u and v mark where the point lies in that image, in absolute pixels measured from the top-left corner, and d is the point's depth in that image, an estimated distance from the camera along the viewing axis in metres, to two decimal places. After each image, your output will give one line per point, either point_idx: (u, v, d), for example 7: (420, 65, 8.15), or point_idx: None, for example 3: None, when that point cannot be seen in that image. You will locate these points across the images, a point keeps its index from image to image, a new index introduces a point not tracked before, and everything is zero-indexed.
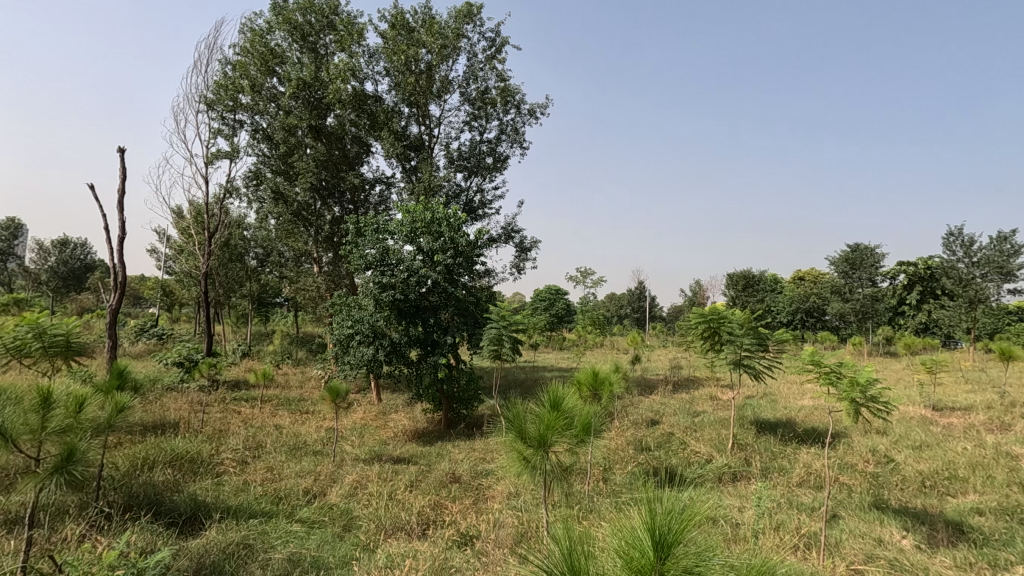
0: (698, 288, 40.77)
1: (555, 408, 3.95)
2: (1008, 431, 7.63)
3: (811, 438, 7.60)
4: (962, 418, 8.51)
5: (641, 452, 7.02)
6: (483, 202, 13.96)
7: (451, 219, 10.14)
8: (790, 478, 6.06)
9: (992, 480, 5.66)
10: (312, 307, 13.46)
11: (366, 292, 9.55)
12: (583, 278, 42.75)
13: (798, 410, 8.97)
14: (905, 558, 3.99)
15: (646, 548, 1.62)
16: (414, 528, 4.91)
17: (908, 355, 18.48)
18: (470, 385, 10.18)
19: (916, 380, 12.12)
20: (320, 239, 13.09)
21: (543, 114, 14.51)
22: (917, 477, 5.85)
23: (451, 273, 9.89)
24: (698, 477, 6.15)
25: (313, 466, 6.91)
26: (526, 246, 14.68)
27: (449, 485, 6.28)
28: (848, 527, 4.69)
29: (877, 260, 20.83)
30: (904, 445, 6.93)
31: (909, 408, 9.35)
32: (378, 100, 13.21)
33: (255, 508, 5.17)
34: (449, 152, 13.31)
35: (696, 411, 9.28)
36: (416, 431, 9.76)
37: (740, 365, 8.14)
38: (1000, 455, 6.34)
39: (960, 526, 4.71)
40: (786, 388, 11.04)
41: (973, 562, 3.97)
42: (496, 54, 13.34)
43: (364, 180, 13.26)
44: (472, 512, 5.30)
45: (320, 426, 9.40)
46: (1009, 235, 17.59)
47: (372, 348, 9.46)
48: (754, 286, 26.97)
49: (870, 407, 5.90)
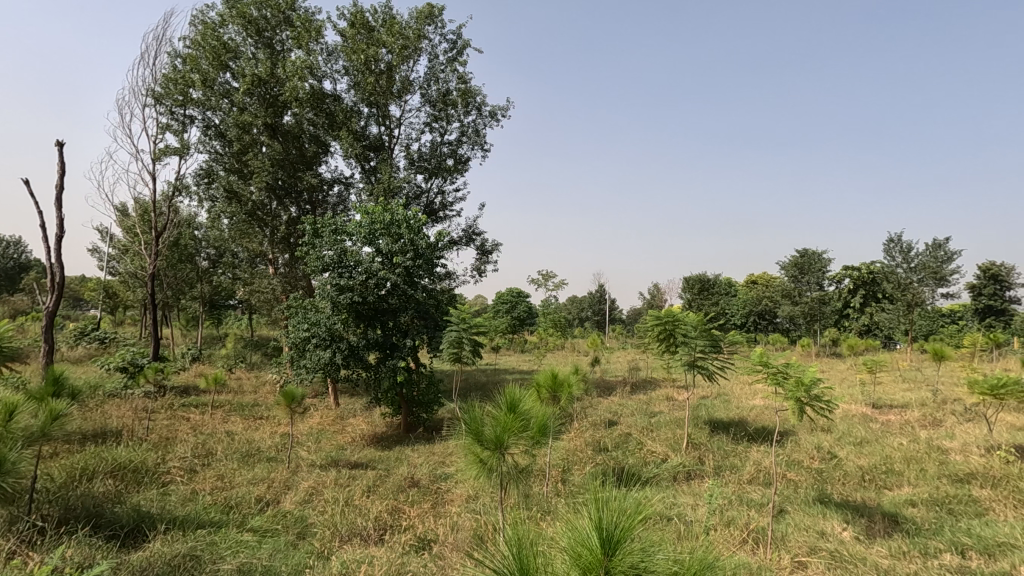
0: (656, 291, 41.60)
1: (512, 410, 3.96)
2: (939, 426, 8.14)
3: (762, 436, 7.88)
4: (899, 414, 9.02)
5: (599, 452, 7.13)
6: (444, 203, 13.89)
7: (411, 220, 10.04)
8: (741, 475, 6.27)
9: (924, 473, 6.02)
10: (267, 309, 13.08)
11: (324, 294, 9.35)
12: (545, 280, 43.09)
13: (749, 410, 9.28)
14: (845, 549, 4.18)
15: (594, 545, 1.66)
16: (371, 534, 4.86)
17: (853, 355, 19.39)
18: (429, 389, 10.14)
19: (859, 379, 12.73)
20: (276, 240, 12.76)
21: (504, 116, 14.55)
22: (857, 472, 6.15)
23: (411, 275, 9.80)
24: (653, 476, 6.31)
25: (266, 473, 6.71)
26: (487, 249, 14.64)
27: (408, 489, 6.24)
28: (794, 521, 4.89)
29: (824, 264, 22.10)
30: (846, 441, 7.29)
31: (851, 406, 9.85)
32: (337, 99, 12.96)
33: (203, 518, 4.98)
34: (409, 153, 13.20)
35: (653, 412, 9.48)
36: (374, 435, 9.62)
37: (694, 367, 8.33)
38: (931, 449, 6.75)
39: (895, 517, 4.98)
40: (738, 389, 11.44)
41: (906, 551, 4.20)
42: (457, 56, 13.30)
43: (323, 180, 13.00)
44: (431, 515, 5.28)
45: (274, 432, 9.13)
46: (942, 240, 18.70)
47: (329, 351, 9.28)
48: (708, 289, 27.95)
49: (815, 406, 6.15)
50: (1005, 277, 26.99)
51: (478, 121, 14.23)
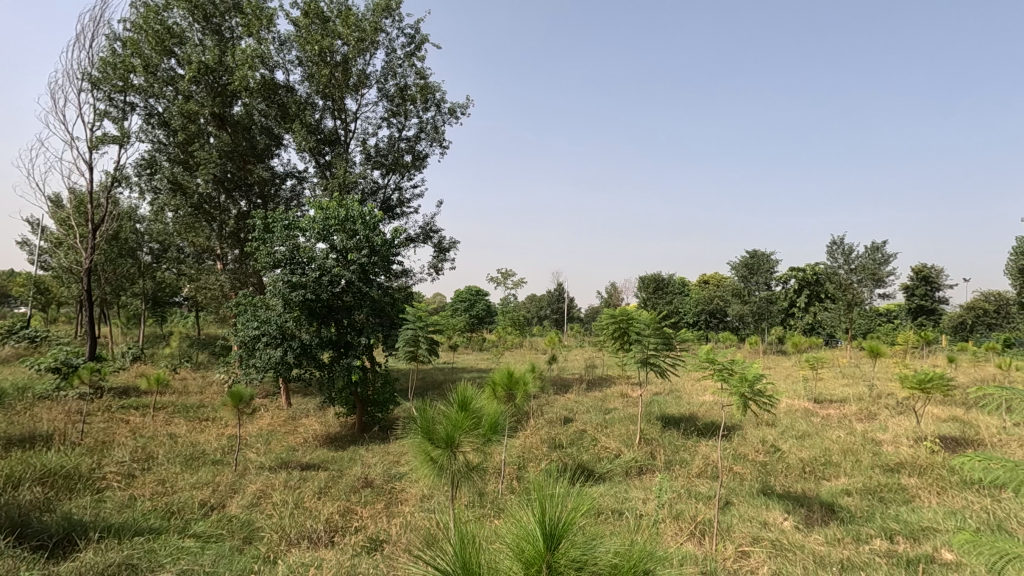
0: (613, 291, 42.39)
1: (464, 408, 3.95)
2: (873, 419, 8.62)
3: (710, 431, 8.13)
4: (837, 409, 9.50)
5: (554, 449, 7.19)
6: (401, 200, 13.71)
7: (366, 217, 9.86)
8: (690, 469, 6.46)
9: (859, 464, 6.35)
10: (215, 307, 12.61)
11: (274, 291, 9.06)
12: (504, 279, 43.33)
13: (699, 406, 9.56)
14: (785, 538, 4.37)
15: (536, 539, 1.68)
16: (321, 537, 4.74)
17: (797, 353, 20.27)
18: (385, 388, 10.03)
19: (801, 376, 13.36)
20: (224, 235, 12.30)
21: (463, 113, 14.47)
22: (798, 464, 6.43)
23: (367, 273, 9.65)
24: (607, 472, 6.44)
25: (211, 476, 6.47)
26: (445, 247, 14.53)
27: (361, 490, 6.14)
28: (739, 512, 5.07)
29: (771, 265, 23.24)
30: (789, 435, 7.61)
31: (794, 401, 10.31)
32: (290, 90, 12.58)
33: (141, 525, 4.75)
34: (366, 148, 12.97)
35: (607, 408, 9.65)
36: (328, 435, 9.41)
37: (647, 364, 8.52)
38: (865, 441, 7.13)
39: (832, 506, 5.23)
40: (689, 385, 11.80)
41: (840, 537, 4.42)
42: (415, 51, 13.12)
43: (275, 173, 12.61)
44: (384, 515, 5.22)
45: (221, 434, 8.81)
46: (880, 244, 19.81)
47: (280, 350, 8.98)
48: (662, 288, 28.79)
49: (758, 401, 6.39)
50: (934, 279, 28.99)
51: (437, 118, 14.11)
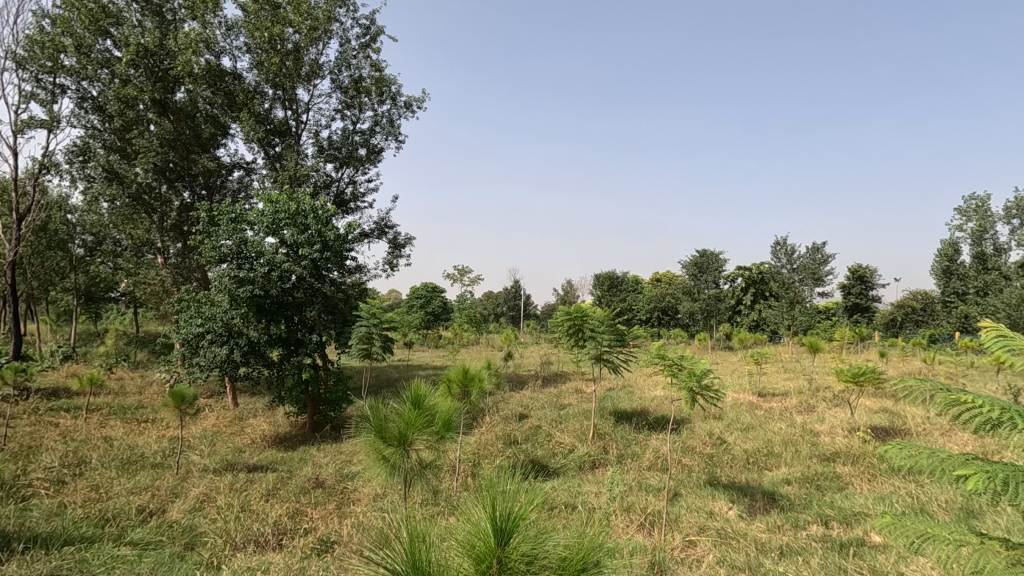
0: (569, 288, 42.92)
1: (417, 406, 3.91)
2: (812, 411, 9.07)
3: (660, 425, 8.36)
4: (780, 402, 9.95)
5: (509, 446, 7.22)
6: (355, 194, 13.43)
7: (318, 211, 9.60)
8: (641, 462, 6.62)
9: (798, 454, 6.67)
10: (155, 303, 12.01)
11: (220, 286, 8.68)
12: (461, 276, 43.19)
13: (650, 401, 9.81)
14: (730, 527, 4.55)
15: (487, 535, 1.68)
16: (269, 540, 4.60)
17: (743, 349, 21.11)
18: (338, 386, 9.83)
19: (747, 371, 13.91)
20: (166, 227, 11.72)
21: (420, 108, 14.30)
22: (742, 455, 6.69)
23: (319, 268, 9.42)
24: (561, 467, 6.52)
25: (150, 481, 6.16)
26: (400, 243, 14.34)
27: (311, 490, 5.99)
28: (687, 503, 5.23)
29: (720, 264, 24.13)
30: (734, 428, 7.92)
31: (740, 394, 10.72)
32: (237, 78, 12.13)
33: (71, 534, 4.47)
34: (318, 140, 12.62)
35: (562, 404, 9.78)
36: (277, 436, 9.13)
37: (600, 360, 8.66)
38: (804, 432, 7.50)
39: (773, 495, 5.48)
40: (641, 380, 12.09)
41: (780, 525, 4.63)
42: (370, 43, 12.84)
43: (221, 164, 12.11)
44: (335, 516, 5.11)
45: (161, 436, 8.40)
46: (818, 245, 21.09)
47: (225, 348, 8.62)
48: (617, 286, 29.39)
49: (705, 396, 6.60)
50: (867, 279, 30.82)
51: (393, 111, 13.89)
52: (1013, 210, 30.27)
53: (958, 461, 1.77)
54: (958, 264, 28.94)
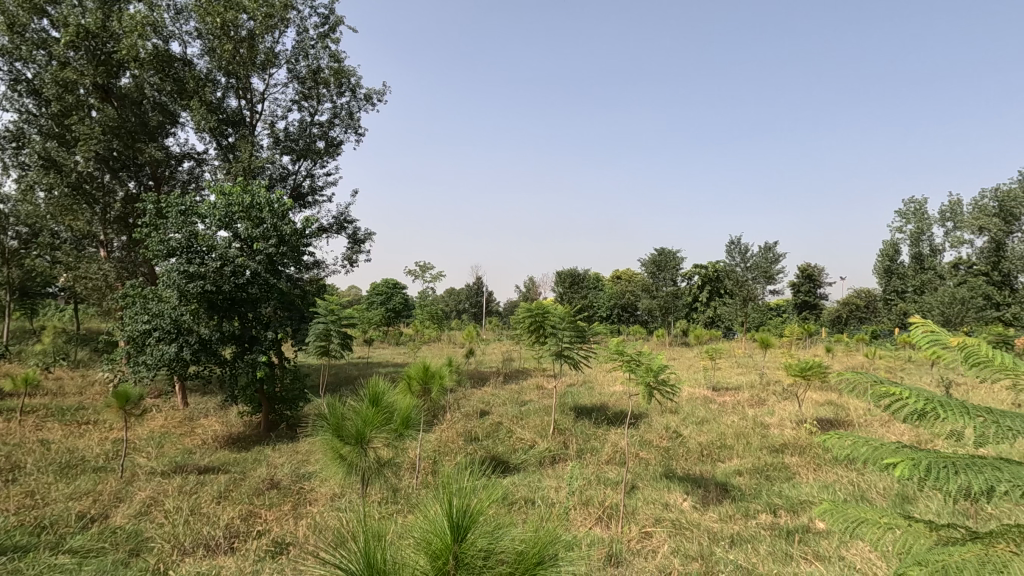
0: (531, 285, 43.11)
1: (375, 403, 3.86)
2: (763, 404, 9.42)
3: (619, 419, 8.51)
4: (733, 396, 10.28)
5: (470, 442, 7.22)
6: (313, 187, 13.10)
7: (274, 205, 9.33)
8: (600, 457, 6.73)
9: (749, 446, 6.92)
10: (97, 299, 11.42)
11: (168, 282, 8.31)
12: (423, 272, 42.83)
13: (610, 396, 9.98)
14: (684, 518, 4.68)
15: (443, 532, 1.68)
16: (220, 543, 4.46)
17: (699, 344, 21.71)
18: (294, 384, 9.58)
19: (702, 366, 14.32)
20: (109, 219, 11.15)
21: (380, 101, 14.07)
22: (697, 448, 6.89)
23: (274, 263, 9.17)
24: (522, 463, 6.56)
25: (92, 485, 5.87)
26: (360, 238, 14.08)
27: (266, 491, 5.83)
28: (643, 496, 5.35)
29: (678, 262, 24.78)
30: (690, 421, 8.14)
31: (695, 389, 11.03)
32: (188, 64, 11.59)
33: (3, 543, 4.21)
34: (274, 131, 12.26)
35: (523, 400, 9.83)
36: (229, 436, 8.84)
37: (561, 357, 8.75)
38: (755, 425, 7.79)
39: (726, 486, 5.67)
40: (601, 376, 12.28)
41: (732, 514, 4.79)
42: (329, 33, 12.54)
43: (169, 153, 11.61)
44: (290, 518, 4.99)
45: (104, 439, 8.00)
46: (772, 245, 21.30)
47: (174, 346, 8.25)
48: (578, 283, 29.72)
49: (661, 390, 6.76)
50: (815, 278, 32.19)
51: (352, 103, 13.61)
52: (947, 213, 32.20)
53: (888, 450, 1.83)
54: (898, 264, 30.57)
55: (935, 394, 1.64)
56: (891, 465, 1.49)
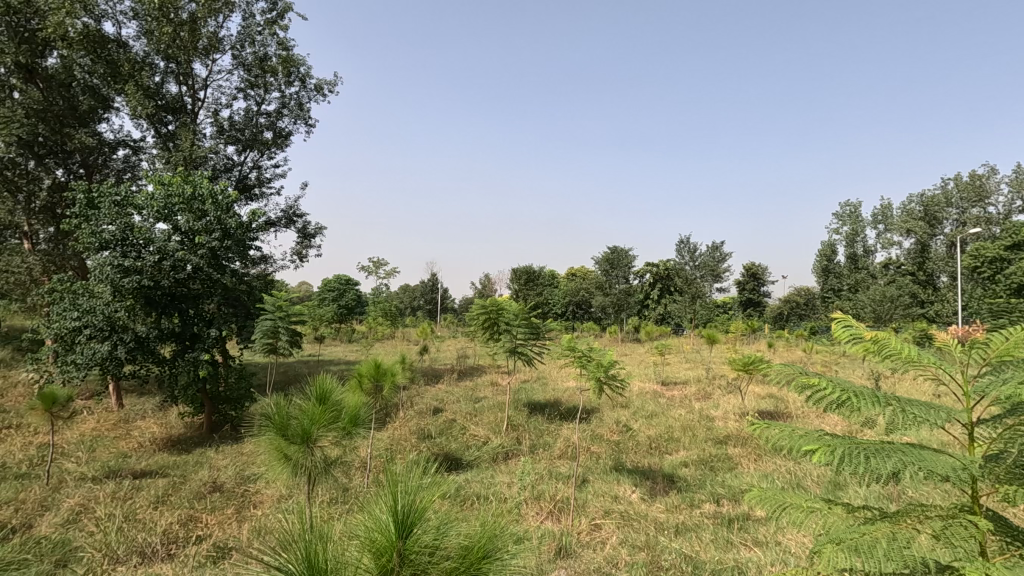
0: (486, 282, 43.08)
1: (322, 402, 3.77)
2: (709, 398, 9.78)
3: (571, 415, 8.65)
4: (681, 390, 10.63)
5: (423, 440, 7.17)
6: (260, 179, 12.64)
7: (218, 196, 8.96)
8: (553, 452, 6.82)
9: (695, 438, 7.18)
10: (20, 295, 10.66)
11: (100, 276, 7.83)
12: (376, 268, 42.09)
13: (563, 391, 10.12)
14: (632, 509, 4.80)
15: (387, 530, 1.67)
16: (158, 550, 4.26)
17: (649, 340, 22.28)
18: (240, 383, 9.21)
19: (652, 361, 14.73)
20: (34, 209, 10.43)
21: (331, 92, 13.72)
22: (646, 441, 7.08)
23: (218, 258, 8.81)
24: (475, 459, 6.57)
25: (13, 494, 5.48)
26: (310, 233, 13.69)
27: (208, 495, 5.61)
28: (594, 489, 5.46)
29: (630, 260, 25.38)
30: (640, 415, 8.36)
31: (645, 383, 11.34)
32: (122, 47, 10.93)
33: None
34: (218, 119, 11.73)
35: (477, 397, 9.83)
36: (168, 438, 8.44)
37: (514, 353, 8.79)
38: (701, 418, 8.07)
39: (672, 477, 5.86)
40: (554, 372, 12.42)
41: (677, 504, 4.96)
42: (277, 20, 12.10)
43: (102, 140, 10.93)
44: (234, 522, 4.82)
45: (27, 443, 7.49)
46: (718, 245, 22.94)
47: (107, 344, 7.78)
48: (534, 280, 29.90)
49: (612, 385, 6.91)
50: (759, 276, 33.58)
51: (302, 94, 13.21)
52: (879, 216, 34.22)
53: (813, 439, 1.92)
54: (834, 264, 32.29)
55: (854, 387, 1.73)
56: (810, 452, 1.58)
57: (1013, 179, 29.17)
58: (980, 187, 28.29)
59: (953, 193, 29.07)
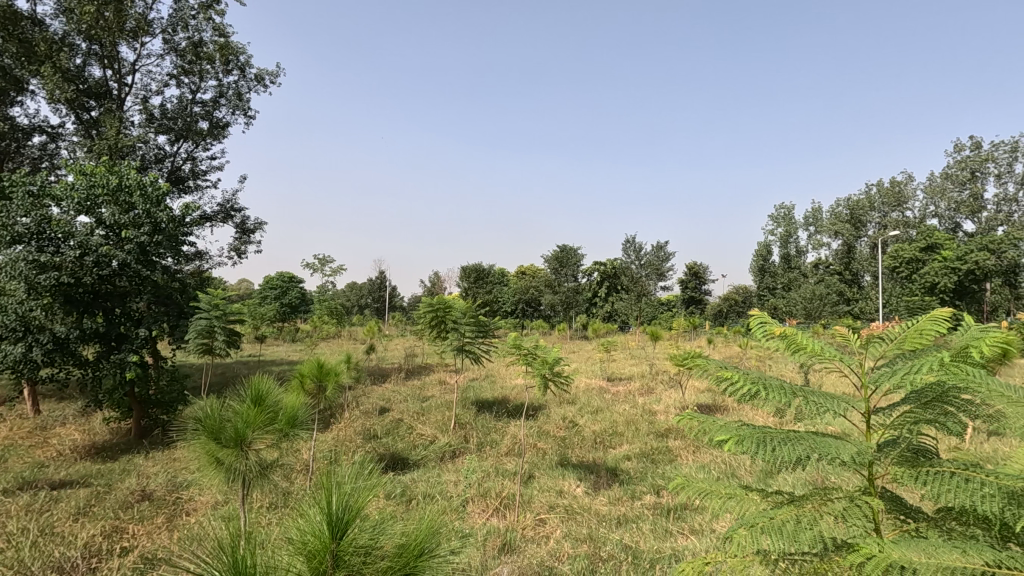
0: (436, 280, 42.68)
1: (257, 403, 3.62)
2: (652, 393, 10.09)
3: (518, 412, 8.72)
4: (625, 385, 10.92)
5: (369, 440, 7.04)
6: (194, 171, 12.04)
7: (147, 188, 8.46)
8: (500, 449, 6.85)
9: (638, 431, 7.40)
10: None
11: (13, 272, 7.22)
12: (322, 266, 40.90)
13: (510, 389, 10.19)
14: (576, 503, 4.89)
15: (321, 532, 1.63)
16: (78, 563, 3.99)
17: (597, 337, 22.75)
18: (173, 386, 8.76)
19: (598, 358, 15.05)
20: None
21: (272, 82, 13.24)
22: (591, 436, 7.24)
23: (148, 253, 8.31)
24: (422, 458, 6.52)
25: None
26: (249, 228, 13.16)
27: (136, 504, 5.30)
28: (540, 484, 5.52)
29: (578, 259, 25.81)
30: (585, 411, 8.53)
31: (591, 380, 11.58)
32: (38, 25, 10.15)
33: None
34: (147, 107, 11.10)
35: (425, 396, 9.74)
36: (92, 445, 7.93)
37: (462, 351, 8.77)
38: (643, 412, 8.32)
39: (616, 470, 6.01)
40: (503, 370, 12.48)
41: (619, 497, 5.10)
42: (213, 4, 11.55)
43: (14, 124, 10.10)
44: (164, 531, 4.58)
45: None
46: (662, 245, 23.72)
47: (20, 346, 7.20)
48: (483, 278, 29.82)
49: (557, 382, 7.01)
50: (699, 275, 34.90)
51: (241, 83, 12.68)
52: (810, 219, 36.26)
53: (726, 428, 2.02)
54: (769, 263, 33.96)
55: (764, 379, 1.84)
56: (724, 442, 1.65)
57: (926, 186, 31.64)
58: (899, 193, 30.48)
59: (875, 198, 31.17)
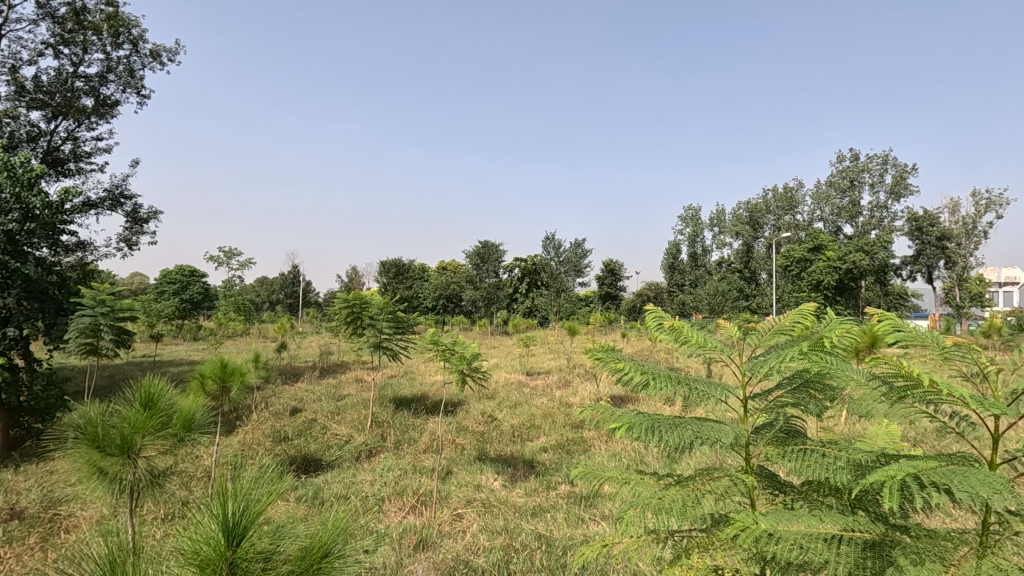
0: (353, 274, 41.32)
1: (148, 407, 3.28)
2: (569, 386, 10.40)
3: (437, 408, 8.67)
4: (544, 379, 11.16)
5: (278, 443, 6.71)
6: (75, 152, 10.85)
7: (16, 169, 7.51)
8: (418, 446, 6.78)
9: (554, 424, 7.60)
10: None
11: None
12: (228, 259, 38.36)
13: (430, 386, 10.11)
14: (493, 497, 4.95)
15: (216, 540, 1.54)
16: None
17: (517, 332, 23.09)
18: (50, 391, 7.88)
19: (518, 352, 15.29)
20: None
21: (170, 59, 12.21)
22: (509, 430, 7.34)
23: (17, 243, 7.40)
24: (336, 458, 6.31)
25: None
26: (142, 217, 12.09)
27: (3, 524, 4.73)
28: (457, 480, 5.53)
29: (499, 255, 25.99)
30: (504, 405, 8.63)
31: (510, 374, 11.73)
32: None
33: None
34: (16, 78, 9.85)
35: (340, 395, 9.43)
36: None
37: (379, 347, 8.58)
38: (560, 405, 8.56)
39: (532, 463, 6.14)
40: (422, 367, 12.34)
41: (535, 488, 5.21)
42: None
43: None
44: (38, 553, 4.13)
45: None
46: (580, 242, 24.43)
47: None
48: (403, 273, 29.22)
49: (475, 377, 7.04)
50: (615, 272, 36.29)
51: (133, 58, 11.57)
52: (714, 220, 38.79)
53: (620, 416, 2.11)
54: (678, 261, 35.95)
55: (655, 369, 1.94)
56: (617, 430, 1.72)
57: (814, 193, 34.83)
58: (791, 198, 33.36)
59: (771, 202, 33.89)
